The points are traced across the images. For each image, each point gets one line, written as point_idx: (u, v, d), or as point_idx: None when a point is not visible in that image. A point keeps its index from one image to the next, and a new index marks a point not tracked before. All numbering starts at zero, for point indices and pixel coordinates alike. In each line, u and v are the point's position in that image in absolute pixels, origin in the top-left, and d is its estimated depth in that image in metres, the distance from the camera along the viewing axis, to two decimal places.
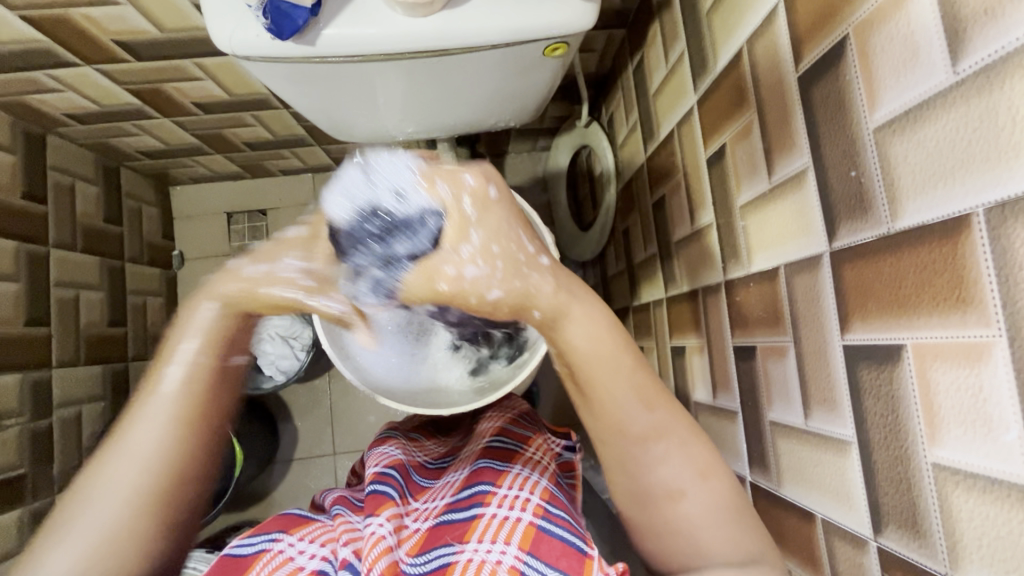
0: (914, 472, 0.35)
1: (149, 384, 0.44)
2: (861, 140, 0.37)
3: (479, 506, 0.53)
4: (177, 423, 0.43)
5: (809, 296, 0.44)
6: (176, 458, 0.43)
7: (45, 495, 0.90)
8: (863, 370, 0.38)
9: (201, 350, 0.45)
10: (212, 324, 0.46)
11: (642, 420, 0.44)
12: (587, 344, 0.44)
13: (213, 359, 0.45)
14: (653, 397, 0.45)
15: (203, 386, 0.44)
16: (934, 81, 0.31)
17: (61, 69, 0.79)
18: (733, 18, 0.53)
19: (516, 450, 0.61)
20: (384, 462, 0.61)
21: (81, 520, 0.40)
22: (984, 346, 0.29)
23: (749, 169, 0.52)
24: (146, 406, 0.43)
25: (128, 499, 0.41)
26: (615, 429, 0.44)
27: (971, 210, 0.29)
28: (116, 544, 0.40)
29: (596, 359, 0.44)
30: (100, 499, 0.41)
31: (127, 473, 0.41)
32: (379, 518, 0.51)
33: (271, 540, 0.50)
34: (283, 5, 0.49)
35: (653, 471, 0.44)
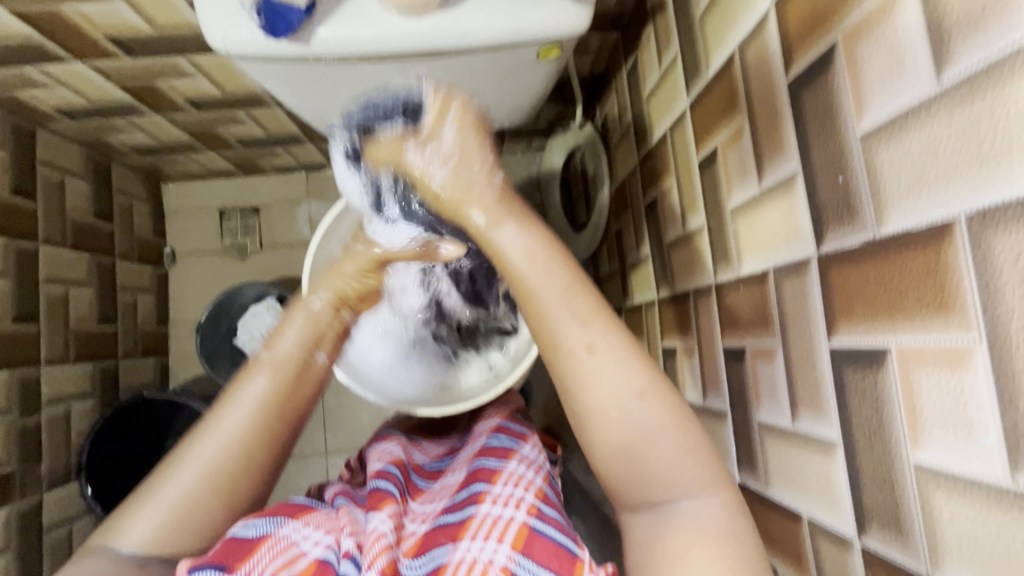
0: (896, 474, 0.35)
1: (242, 374, 0.53)
2: (848, 146, 0.38)
3: (473, 505, 0.53)
4: (262, 406, 0.51)
5: (797, 298, 0.45)
6: (251, 438, 0.50)
7: (33, 493, 0.89)
8: (849, 373, 0.39)
9: (293, 345, 0.54)
10: (306, 326, 0.55)
11: (580, 332, 0.44)
12: (519, 251, 0.46)
13: (300, 354, 0.54)
14: (592, 318, 0.45)
15: (289, 377, 0.53)
16: (919, 91, 0.32)
17: (52, 65, 0.79)
18: (725, 24, 0.53)
19: (511, 446, 0.61)
20: (386, 459, 0.63)
21: (169, 484, 0.48)
22: (964, 350, 0.30)
23: (739, 173, 0.53)
24: (237, 392, 0.51)
25: (207, 469, 0.49)
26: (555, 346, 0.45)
27: (954, 217, 0.30)
28: (195, 505, 0.48)
29: (530, 270, 0.46)
30: (187, 467, 0.49)
31: (211, 447, 0.49)
32: (381, 513, 0.52)
33: (275, 524, 0.48)
34: (276, 4, 0.49)
35: (593, 390, 0.44)
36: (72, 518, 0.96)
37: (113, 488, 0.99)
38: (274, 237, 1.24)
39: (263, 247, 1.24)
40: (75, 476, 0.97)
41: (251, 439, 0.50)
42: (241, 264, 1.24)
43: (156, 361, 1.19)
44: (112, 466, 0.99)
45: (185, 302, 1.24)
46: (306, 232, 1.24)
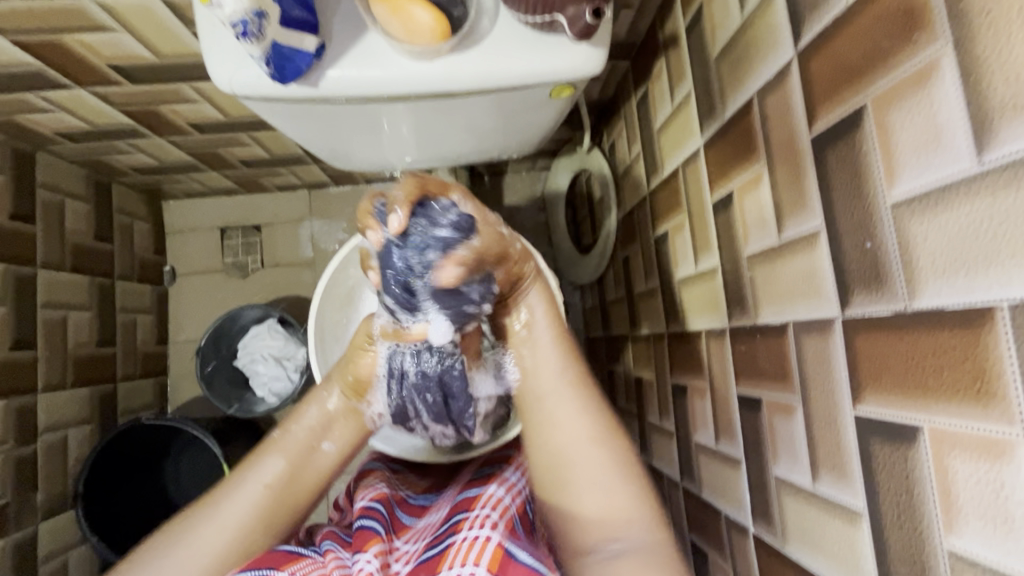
0: (928, 556, 0.34)
1: (254, 455, 0.55)
2: (878, 213, 0.36)
3: (450, 535, 0.51)
4: (269, 490, 0.53)
5: (819, 358, 0.44)
6: (250, 524, 0.52)
7: (29, 524, 0.87)
8: (876, 445, 0.38)
9: (304, 433, 0.56)
10: (321, 414, 0.57)
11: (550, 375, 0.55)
12: (536, 320, 0.57)
13: (311, 442, 0.56)
14: (578, 381, 0.54)
15: (295, 464, 0.55)
16: (958, 167, 0.30)
17: (53, 91, 0.77)
18: (743, 69, 0.52)
19: (492, 475, 0.61)
20: (370, 496, 0.62)
21: (165, 558, 0.50)
22: (1006, 444, 0.29)
23: (757, 221, 0.51)
24: (244, 473, 0.54)
25: (205, 549, 0.51)
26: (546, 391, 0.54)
27: (996, 303, 0.29)
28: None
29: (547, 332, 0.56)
30: (185, 543, 0.51)
31: (213, 526, 0.52)
32: (366, 554, 0.51)
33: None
34: (285, 49, 0.47)
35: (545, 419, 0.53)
36: (67, 547, 0.95)
37: (110, 516, 0.97)
38: (275, 256, 1.23)
39: (264, 266, 1.22)
40: (71, 504, 0.96)
41: (251, 525, 0.52)
42: (242, 283, 1.23)
43: (155, 383, 1.18)
44: (109, 493, 0.98)
45: (185, 322, 1.23)
46: (308, 252, 1.23)
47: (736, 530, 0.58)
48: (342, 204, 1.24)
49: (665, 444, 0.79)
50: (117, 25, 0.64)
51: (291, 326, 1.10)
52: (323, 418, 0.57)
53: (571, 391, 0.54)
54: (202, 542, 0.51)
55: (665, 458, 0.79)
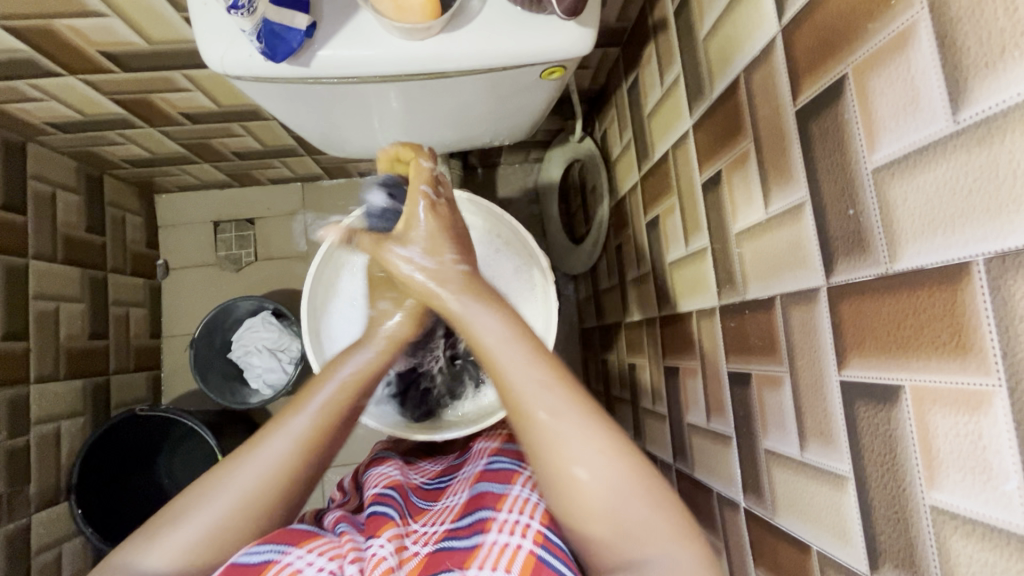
0: (910, 512, 0.35)
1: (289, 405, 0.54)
2: (859, 180, 0.37)
3: (479, 534, 0.51)
4: (302, 443, 0.52)
5: (805, 328, 0.44)
6: (287, 474, 0.51)
7: (21, 515, 0.87)
8: (860, 408, 0.38)
9: (339, 388, 0.54)
10: (361, 367, 0.56)
11: (546, 404, 0.47)
12: (492, 335, 0.50)
13: (351, 399, 0.55)
14: (549, 375, 0.48)
15: (332, 420, 0.53)
16: (934, 128, 0.31)
17: (44, 79, 0.77)
18: (729, 48, 0.53)
19: (515, 467, 0.59)
20: (383, 483, 0.60)
21: (200, 507, 0.49)
22: (984, 395, 0.29)
23: (744, 197, 0.52)
24: (280, 425, 0.52)
25: (242, 495, 0.49)
26: (523, 414, 0.47)
27: (971, 259, 0.30)
28: (225, 530, 0.49)
29: (501, 349, 0.49)
30: (222, 491, 0.49)
31: (248, 474, 0.50)
32: (380, 539, 0.50)
33: (279, 551, 0.46)
34: (276, 27, 0.48)
35: (555, 444, 0.46)
36: (61, 539, 0.94)
37: (103, 507, 0.97)
38: (269, 249, 1.23)
39: (258, 259, 1.22)
40: (64, 496, 0.95)
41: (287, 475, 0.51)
42: (236, 276, 1.22)
43: (148, 376, 1.17)
44: (102, 484, 0.97)
45: (178, 317, 1.22)
46: (301, 245, 1.23)
47: (728, 506, 0.59)
48: (335, 197, 1.24)
49: (658, 427, 0.79)
50: (108, 10, 0.64)
51: (285, 318, 1.10)
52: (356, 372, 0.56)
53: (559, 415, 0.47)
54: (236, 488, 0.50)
55: (659, 441, 0.79)
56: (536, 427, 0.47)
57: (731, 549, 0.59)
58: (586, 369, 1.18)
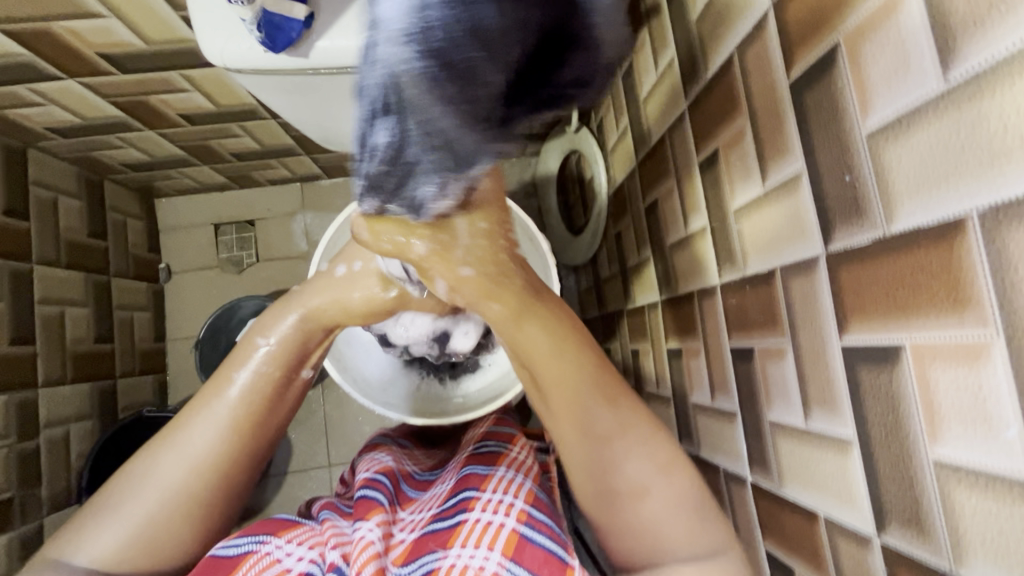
0: (915, 470, 0.36)
1: (213, 384, 0.53)
2: (854, 146, 0.38)
3: (463, 512, 0.50)
4: (230, 426, 0.52)
5: (806, 297, 0.45)
6: (222, 456, 0.51)
7: (33, 517, 0.88)
8: (863, 371, 0.39)
9: (259, 363, 0.54)
10: (282, 337, 0.55)
11: (618, 428, 0.51)
12: (549, 352, 0.51)
13: (277, 373, 0.54)
14: (617, 400, 0.52)
15: (258, 400, 0.53)
16: (925, 88, 0.32)
17: (43, 83, 0.78)
18: (721, 27, 0.54)
19: (501, 451, 0.59)
20: (374, 468, 0.60)
21: (130, 498, 0.50)
22: (983, 346, 0.30)
23: (742, 174, 0.53)
24: (207, 406, 0.52)
25: (170, 489, 0.50)
26: (589, 432, 0.51)
27: (966, 214, 0.30)
28: (154, 522, 0.49)
29: (557, 360, 0.51)
30: (151, 483, 0.50)
31: (174, 465, 0.50)
32: (368, 523, 0.50)
33: (258, 541, 0.48)
34: (276, 18, 0.49)
35: (617, 464, 0.51)
36: None
37: None
38: (270, 250, 1.23)
39: (259, 260, 1.23)
40: (75, 499, 0.96)
41: (221, 457, 0.51)
42: (237, 278, 1.23)
43: (154, 379, 1.18)
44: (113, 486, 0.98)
45: (181, 319, 1.23)
46: (301, 245, 1.23)
47: (735, 482, 0.59)
48: (333, 197, 1.25)
49: (663, 411, 0.80)
50: (107, 11, 0.65)
51: None
52: (272, 348, 0.54)
53: (622, 434, 0.51)
54: (166, 477, 0.50)
55: (664, 424, 0.79)
56: (602, 447, 0.51)
57: (739, 525, 0.59)
58: None
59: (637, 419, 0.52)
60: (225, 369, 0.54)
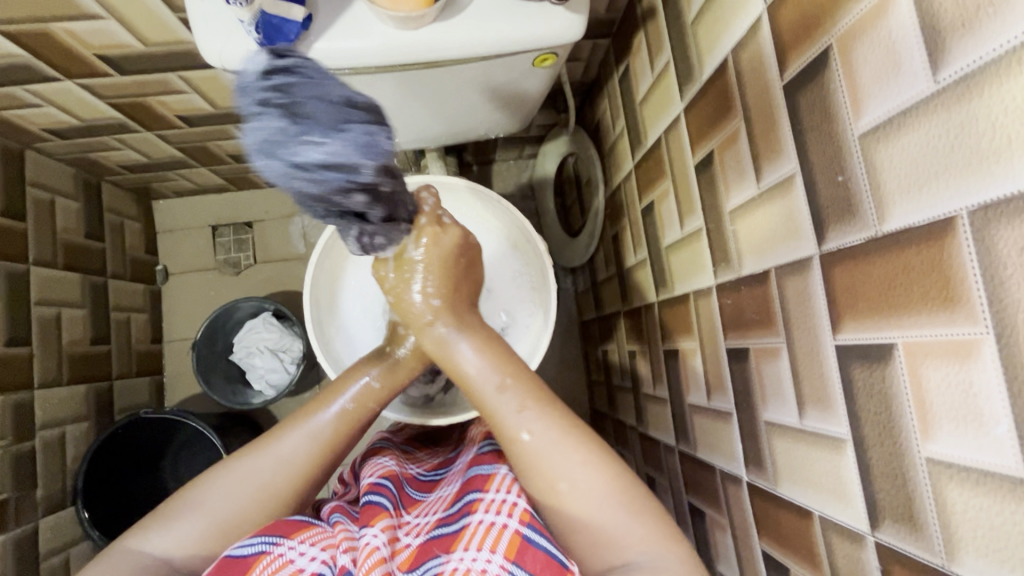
0: (908, 468, 0.36)
1: (311, 404, 0.56)
2: (847, 146, 0.38)
3: (466, 515, 0.51)
4: (320, 444, 0.54)
5: (800, 297, 0.45)
6: (308, 472, 0.53)
7: (29, 519, 0.88)
8: (856, 369, 0.39)
9: (363, 394, 0.57)
10: (385, 374, 0.58)
11: (531, 427, 0.50)
12: (472, 366, 0.53)
13: (373, 406, 0.57)
14: (534, 401, 0.51)
15: (352, 426, 0.55)
16: (915, 89, 0.32)
17: (41, 85, 0.78)
18: (716, 30, 0.54)
19: (505, 452, 0.59)
20: (379, 472, 0.60)
21: (214, 494, 0.51)
22: (973, 343, 0.30)
23: (737, 175, 0.53)
24: (303, 421, 0.54)
25: (254, 488, 0.51)
26: (506, 437, 0.50)
27: (955, 212, 0.31)
28: (236, 520, 0.50)
29: (479, 376, 0.52)
30: (236, 482, 0.51)
31: (262, 466, 0.52)
32: (373, 529, 0.50)
33: (271, 542, 0.46)
34: (274, 19, 0.49)
35: (542, 466, 0.49)
36: (68, 543, 0.95)
37: (110, 509, 0.98)
38: (267, 252, 1.23)
39: (256, 262, 1.23)
40: (70, 501, 0.96)
41: (306, 472, 0.53)
42: (235, 279, 1.23)
43: (151, 381, 1.18)
44: (109, 488, 0.98)
45: (178, 320, 1.23)
46: (299, 247, 1.23)
47: (730, 482, 0.60)
48: None
49: (660, 411, 0.80)
50: (105, 13, 0.65)
51: (286, 318, 1.09)
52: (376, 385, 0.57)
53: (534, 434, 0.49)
54: (251, 483, 0.51)
55: (661, 425, 0.80)
56: (518, 448, 0.50)
57: (735, 525, 0.60)
58: (587, 360, 1.19)
59: (551, 418, 0.50)
60: (324, 395, 0.56)
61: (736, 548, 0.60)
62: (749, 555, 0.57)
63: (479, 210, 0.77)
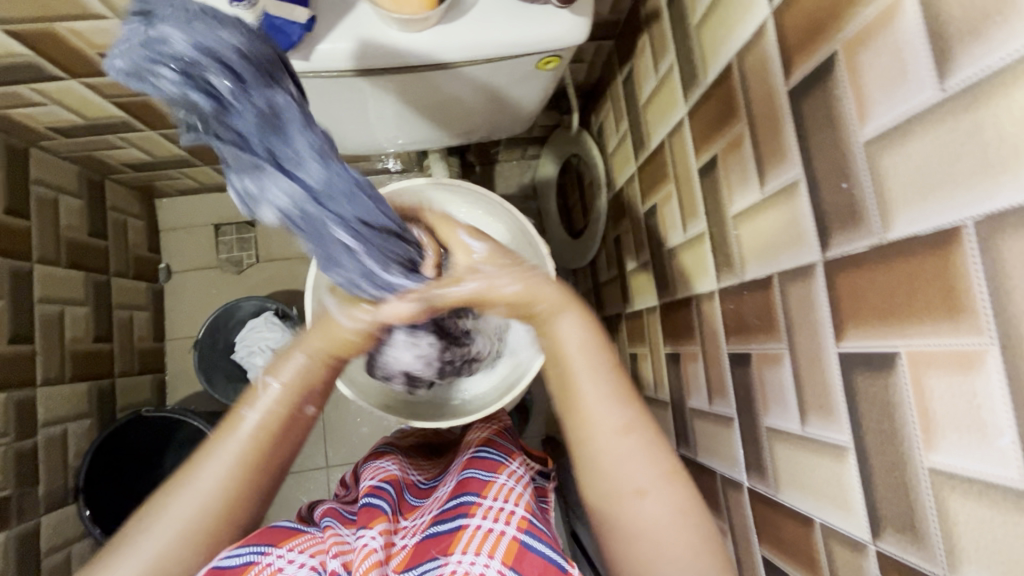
0: (910, 477, 0.36)
1: (224, 422, 0.49)
2: (851, 153, 0.38)
3: (463, 516, 0.51)
4: (243, 463, 0.48)
5: (803, 303, 0.45)
6: (237, 494, 0.48)
7: (30, 516, 0.88)
8: (859, 377, 0.39)
9: (277, 399, 0.49)
10: (301, 372, 0.50)
11: (619, 425, 0.46)
12: (575, 347, 0.48)
13: (292, 408, 0.49)
14: (628, 397, 0.47)
15: (275, 436, 0.49)
16: (922, 97, 0.32)
17: (46, 83, 0.78)
18: (721, 33, 0.54)
19: (501, 459, 0.59)
20: (380, 476, 0.60)
21: (142, 541, 0.45)
22: (978, 354, 0.30)
23: (740, 180, 0.53)
24: (219, 442, 0.48)
25: (184, 524, 0.46)
26: (590, 427, 0.46)
27: (961, 222, 0.31)
28: (167, 563, 0.45)
29: (579, 360, 0.48)
30: (164, 523, 0.46)
31: (187, 506, 0.46)
32: (370, 531, 0.50)
33: (260, 552, 0.47)
34: (277, 21, 0.49)
35: (620, 469, 0.45)
36: (69, 540, 0.95)
37: (111, 507, 0.98)
38: (270, 251, 1.23)
39: (259, 261, 1.23)
40: (72, 498, 0.96)
41: (236, 494, 0.47)
42: (237, 278, 1.23)
43: (153, 379, 1.18)
44: (110, 485, 0.98)
45: (180, 319, 1.23)
46: None
47: (731, 487, 0.60)
48: None
49: (661, 414, 0.80)
50: (110, 12, 0.65)
51: (288, 318, 1.09)
52: (297, 386, 0.50)
53: (629, 434, 0.46)
54: (180, 519, 0.46)
55: (662, 428, 0.80)
56: (602, 444, 0.46)
57: (735, 530, 0.59)
58: None
59: (645, 422, 0.46)
60: (237, 406, 0.49)
61: (736, 553, 0.59)
62: (749, 560, 0.57)
63: (465, 206, 0.77)
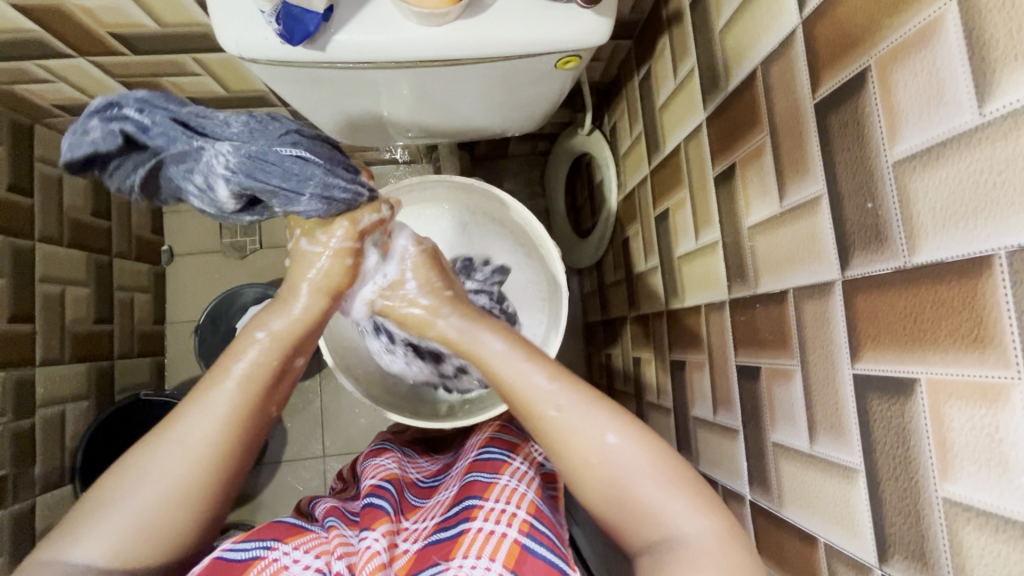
0: (922, 505, 0.35)
1: (209, 377, 0.48)
2: (879, 172, 0.37)
3: (465, 521, 0.50)
4: (232, 416, 0.47)
5: (819, 321, 0.44)
6: (225, 447, 0.46)
7: (26, 496, 0.88)
8: (874, 402, 0.39)
9: (261, 352, 0.49)
10: (285, 326, 0.51)
11: (561, 398, 0.47)
12: (498, 353, 0.50)
13: (278, 360, 0.50)
14: (555, 372, 0.49)
15: (263, 386, 0.49)
16: (959, 120, 0.31)
17: (54, 60, 0.77)
18: (747, 40, 0.52)
19: (504, 458, 0.58)
20: (380, 475, 0.60)
21: (126, 491, 0.43)
22: (1003, 387, 0.30)
23: (759, 191, 0.52)
24: (205, 395, 0.47)
25: (171, 479, 0.44)
26: (538, 413, 0.48)
27: (993, 251, 0.30)
28: (155, 519, 0.43)
29: (510, 356, 0.50)
30: (147, 479, 0.44)
31: (174, 464, 0.45)
32: (374, 533, 0.50)
33: (266, 547, 0.47)
34: (295, 10, 0.48)
35: (576, 441, 0.46)
36: None
37: None
38: (274, 237, 1.22)
39: (262, 247, 1.22)
40: (67, 479, 0.96)
41: (223, 448, 0.46)
42: (240, 263, 1.22)
43: (153, 362, 1.17)
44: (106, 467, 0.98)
45: (182, 302, 1.22)
46: None
47: (733, 498, 0.59)
48: None
49: (663, 420, 0.79)
50: None
51: None
52: (279, 334, 0.50)
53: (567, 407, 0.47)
54: (165, 473, 0.44)
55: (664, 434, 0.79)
56: (549, 423, 0.47)
57: None
58: (590, 362, 1.18)
59: (579, 390, 0.48)
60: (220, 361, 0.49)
61: None
62: None
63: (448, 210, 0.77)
